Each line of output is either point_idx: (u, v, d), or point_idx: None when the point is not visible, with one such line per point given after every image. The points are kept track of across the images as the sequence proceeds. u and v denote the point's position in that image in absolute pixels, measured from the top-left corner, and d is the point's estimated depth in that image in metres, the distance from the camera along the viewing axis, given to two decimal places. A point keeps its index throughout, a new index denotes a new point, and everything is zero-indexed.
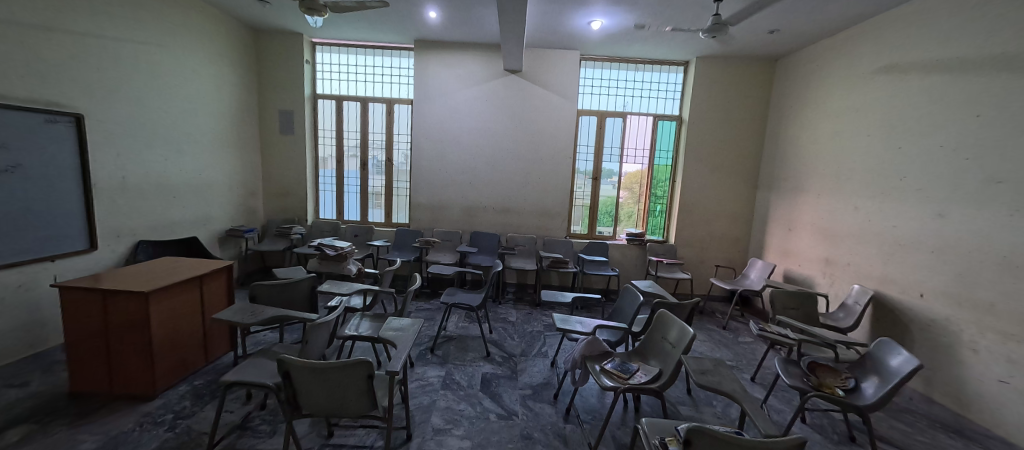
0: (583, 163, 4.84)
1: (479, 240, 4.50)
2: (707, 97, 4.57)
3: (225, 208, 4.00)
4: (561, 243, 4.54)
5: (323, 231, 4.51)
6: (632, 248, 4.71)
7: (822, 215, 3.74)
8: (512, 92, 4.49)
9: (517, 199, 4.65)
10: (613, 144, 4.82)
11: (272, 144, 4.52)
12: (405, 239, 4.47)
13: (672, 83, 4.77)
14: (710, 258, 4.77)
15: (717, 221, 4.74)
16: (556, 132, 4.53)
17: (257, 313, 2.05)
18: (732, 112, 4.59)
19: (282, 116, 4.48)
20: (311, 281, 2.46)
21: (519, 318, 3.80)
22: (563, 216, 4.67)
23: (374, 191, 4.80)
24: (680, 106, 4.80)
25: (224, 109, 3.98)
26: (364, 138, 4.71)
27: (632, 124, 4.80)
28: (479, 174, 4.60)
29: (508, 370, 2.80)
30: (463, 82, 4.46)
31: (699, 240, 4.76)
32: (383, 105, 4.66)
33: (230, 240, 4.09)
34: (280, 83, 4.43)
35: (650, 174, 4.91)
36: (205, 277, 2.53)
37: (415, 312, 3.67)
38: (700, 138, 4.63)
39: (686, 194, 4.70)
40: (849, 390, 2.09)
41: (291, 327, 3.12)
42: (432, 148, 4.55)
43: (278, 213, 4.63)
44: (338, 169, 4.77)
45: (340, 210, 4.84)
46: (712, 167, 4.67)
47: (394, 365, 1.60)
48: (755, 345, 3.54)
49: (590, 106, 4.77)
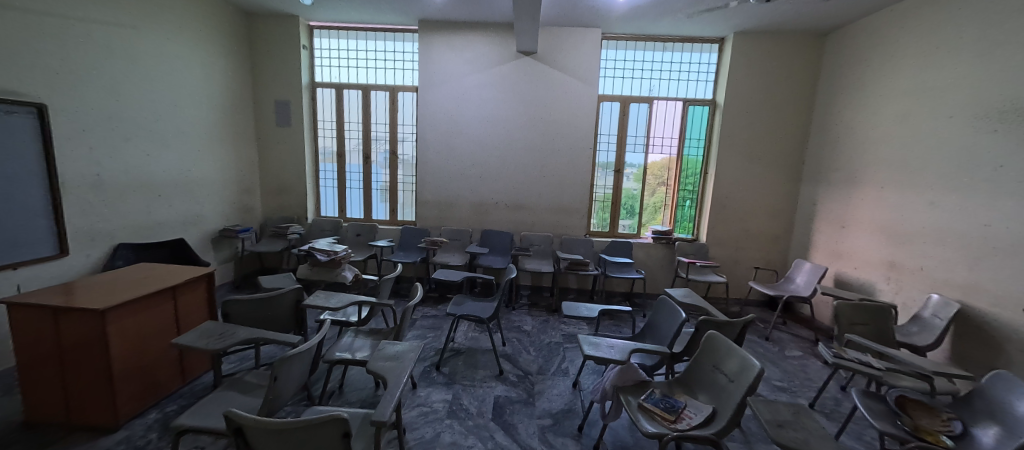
0: (604, 154, 4.39)
1: (490, 240, 4.16)
2: (746, 77, 4.05)
3: (218, 206, 3.74)
4: (579, 243, 4.15)
5: (325, 230, 4.24)
6: (658, 248, 4.28)
7: (882, 211, 3.22)
8: (526, 77, 4.06)
9: (531, 194, 4.24)
10: (637, 133, 4.35)
11: (268, 138, 4.22)
12: (410, 239, 4.15)
13: (706, 64, 4.26)
14: (746, 259, 4.29)
15: (755, 217, 4.24)
16: (574, 120, 4.09)
17: (226, 336, 1.73)
18: (776, 95, 4.06)
19: (278, 107, 4.17)
20: (296, 292, 2.13)
21: (535, 327, 3.44)
22: (582, 213, 4.26)
23: (378, 187, 4.46)
24: (715, 88, 4.28)
25: (216, 101, 3.69)
26: (365, 129, 4.37)
27: (659, 110, 4.32)
28: (490, 167, 4.21)
29: (523, 392, 2.44)
30: (472, 66, 4.05)
31: (733, 238, 4.27)
32: (387, 93, 4.29)
33: (225, 241, 3.83)
34: (276, 71, 4.11)
35: (679, 166, 4.43)
36: (179, 288, 2.27)
37: (421, 320, 3.40)
38: (737, 125, 4.12)
39: (720, 187, 4.21)
40: (956, 439, 1.62)
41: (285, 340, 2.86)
42: (438, 139, 4.18)
43: (276, 211, 4.35)
44: (340, 164, 4.44)
45: (342, 207, 4.53)
46: (750, 157, 4.16)
47: (383, 407, 1.22)
48: (807, 361, 3.09)
49: (613, 90, 4.30)
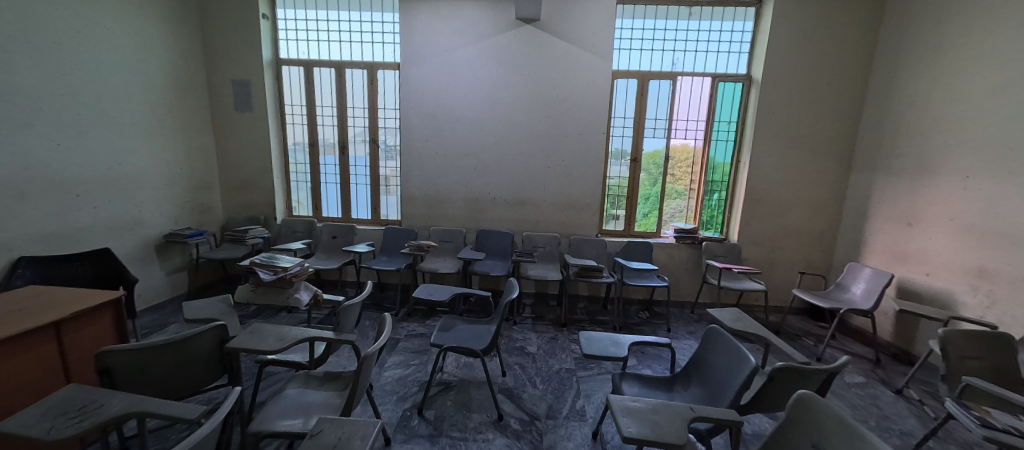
0: (619, 140, 3.77)
1: (487, 242, 3.61)
2: (794, 45, 3.34)
3: (163, 207, 3.14)
4: (592, 244, 3.57)
5: (296, 231, 3.67)
6: (682, 249, 3.69)
7: (966, 205, 2.58)
8: (528, 49, 3.39)
9: (535, 188, 3.64)
10: (658, 115, 3.71)
11: (226, 125, 3.58)
12: (395, 240, 3.60)
13: (743, 31, 3.55)
14: (784, 260, 3.70)
15: (798, 212, 3.62)
16: (586, 100, 3.45)
17: (89, 412, 1.14)
18: (829, 67, 3.36)
19: (234, 88, 3.51)
20: (218, 331, 1.53)
21: (541, 348, 2.89)
22: (595, 210, 3.65)
23: (358, 182, 3.85)
24: (751, 61, 3.59)
25: (158, 79, 3.05)
26: (341, 114, 3.71)
27: (684, 88, 3.66)
28: (486, 157, 3.60)
29: (530, 448, 1.86)
30: (463, 36, 3.39)
31: (770, 236, 3.67)
32: (364, 72, 3.61)
33: (174, 247, 3.26)
34: (228, 44, 3.42)
35: (707, 154, 3.78)
36: (67, 325, 1.68)
37: (406, 343, 2.87)
38: (782, 103, 3.44)
39: (757, 178, 3.58)
40: None
41: (246, 366, 2.42)
42: (425, 125, 3.56)
43: (240, 210, 3.75)
44: (312, 155, 3.81)
45: (317, 205, 3.92)
46: (796, 142, 3.50)
47: None
48: (874, 390, 2.53)
49: (628, 64, 3.63)
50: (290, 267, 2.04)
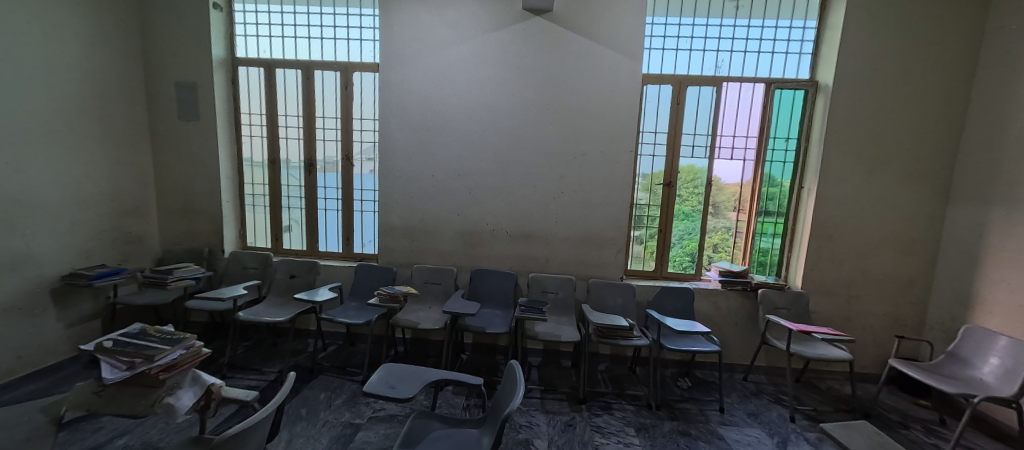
0: (648, 160, 3.06)
1: (482, 286, 2.86)
2: (875, 43, 2.63)
3: (68, 239, 2.43)
4: (615, 290, 2.80)
5: (247, 269, 2.95)
6: (729, 297, 2.91)
7: None
8: (536, 47, 2.74)
9: (545, 218, 2.91)
10: (697, 129, 3.00)
11: (167, 137, 2.93)
12: (369, 281, 2.87)
13: (805, 27, 2.86)
14: (861, 315, 2.90)
15: (881, 254, 2.83)
16: (609, 110, 2.76)
17: None
18: (919, 70, 2.64)
19: (178, 93, 2.87)
20: None
21: (553, 443, 2.07)
22: (620, 246, 2.89)
23: (328, 208, 3.15)
24: (814, 64, 2.89)
25: (74, 78, 2.41)
26: (309, 124, 3.05)
27: (730, 96, 2.96)
28: (484, 179, 2.89)
29: None
30: (456, 31, 2.76)
31: (842, 284, 2.88)
32: (337, 74, 2.97)
33: (82, 291, 2.54)
34: (172, 40, 2.80)
35: (759, 178, 3.04)
36: None
37: (366, 432, 2.07)
38: (859, 116, 2.71)
39: (827, 210, 2.82)
40: None
41: None
42: (410, 138, 2.88)
43: (182, 241, 3.06)
44: (273, 175, 3.14)
45: (278, 235, 3.22)
46: (877, 165, 2.75)
47: None
48: None
49: (661, 68, 2.95)
50: (157, 357, 1.24)
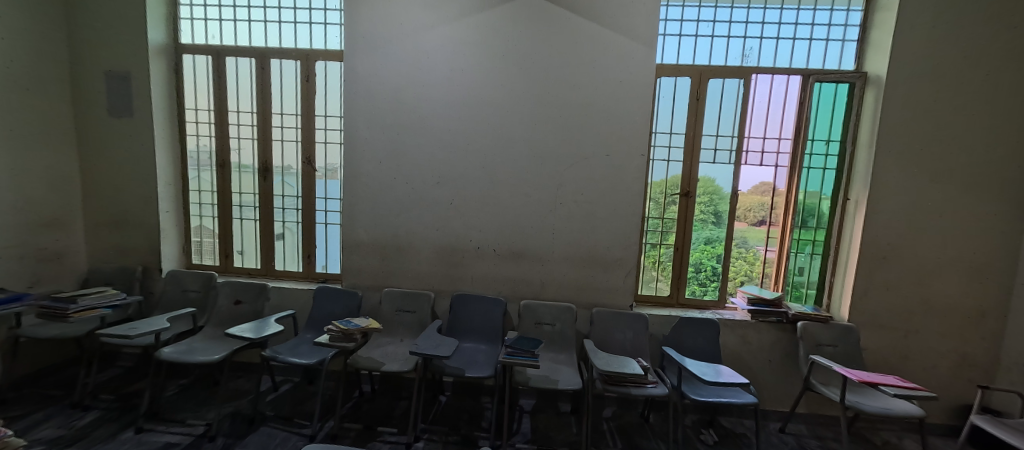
0: (661, 166, 2.60)
1: (464, 314, 2.38)
2: (937, 25, 2.17)
3: None
4: (623, 322, 2.31)
5: (187, 292, 2.50)
6: (759, 330, 2.42)
7: None
8: (528, 30, 2.30)
9: (538, 233, 2.44)
10: (720, 129, 2.54)
11: (96, 137, 2.51)
12: (328, 309, 2.39)
13: (848, 10, 2.43)
14: (922, 353, 2.38)
15: (950, 281, 2.32)
16: (615, 105, 2.31)
17: None
18: (997, 56, 2.15)
19: (109, 85, 2.45)
20: None
21: None
22: (629, 268, 2.42)
23: (287, 219, 2.70)
24: (860, 53, 2.45)
25: None
26: (265, 122, 2.61)
27: (759, 91, 2.51)
28: (466, 187, 2.43)
29: None
30: (434, 12, 2.33)
31: (897, 315, 2.38)
32: (297, 63, 2.54)
33: None
34: (102, 22, 2.40)
35: (794, 187, 2.58)
36: None
37: None
38: (920, 113, 2.24)
39: (880, 226, 2.34)
40: None
41: None
42: (378, 138, 2.43)
43: (114, 258, 2.62)
44: (223, 181, 2.69)
45: (229, 252, 2.76)
46: (943, 172, 2.26)
47: None
48: None
49: (677, 57, 2.52)
50: None
